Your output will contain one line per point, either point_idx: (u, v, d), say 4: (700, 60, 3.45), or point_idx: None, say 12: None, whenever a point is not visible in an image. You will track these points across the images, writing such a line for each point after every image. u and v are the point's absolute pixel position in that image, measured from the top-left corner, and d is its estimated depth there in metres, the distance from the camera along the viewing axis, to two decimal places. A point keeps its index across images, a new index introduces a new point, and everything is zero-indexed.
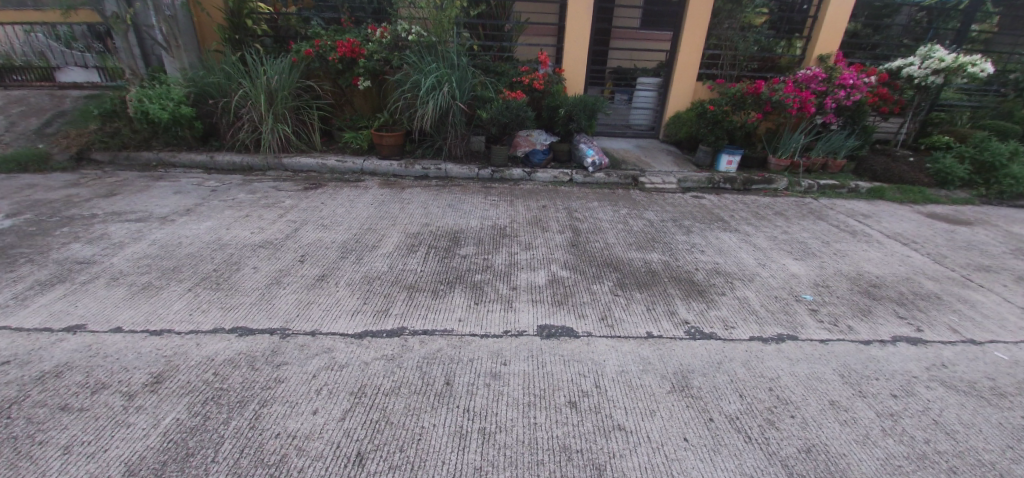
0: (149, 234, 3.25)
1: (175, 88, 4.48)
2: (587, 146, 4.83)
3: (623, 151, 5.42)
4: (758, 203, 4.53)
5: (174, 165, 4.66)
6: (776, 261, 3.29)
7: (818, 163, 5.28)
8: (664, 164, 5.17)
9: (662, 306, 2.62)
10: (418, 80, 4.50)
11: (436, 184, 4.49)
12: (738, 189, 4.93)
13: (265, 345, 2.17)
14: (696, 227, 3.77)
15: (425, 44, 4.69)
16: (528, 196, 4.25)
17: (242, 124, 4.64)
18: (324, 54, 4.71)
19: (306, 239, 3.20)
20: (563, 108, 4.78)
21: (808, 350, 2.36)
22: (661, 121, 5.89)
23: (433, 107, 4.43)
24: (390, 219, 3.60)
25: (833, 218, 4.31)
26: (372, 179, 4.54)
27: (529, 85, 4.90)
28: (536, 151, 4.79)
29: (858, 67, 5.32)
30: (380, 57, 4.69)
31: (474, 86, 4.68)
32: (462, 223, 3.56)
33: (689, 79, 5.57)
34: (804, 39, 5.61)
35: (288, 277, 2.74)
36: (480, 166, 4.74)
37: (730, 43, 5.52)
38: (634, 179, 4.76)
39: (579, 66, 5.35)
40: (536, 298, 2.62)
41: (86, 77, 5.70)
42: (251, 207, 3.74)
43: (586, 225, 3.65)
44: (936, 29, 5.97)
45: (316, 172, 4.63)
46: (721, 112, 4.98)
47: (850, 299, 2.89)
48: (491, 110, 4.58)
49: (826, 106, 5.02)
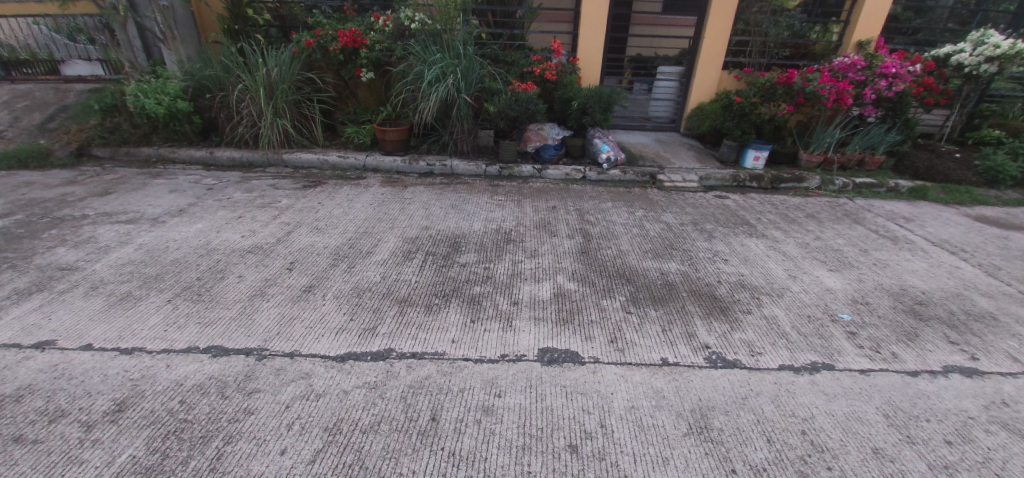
0: (137, 237, 3.11)
1: (172, 82, 4.33)
2: (602, 140, 4.52)
3: (640, 145, 5.08)
4: (788, 204, 4.18)
5: (174, 161, 4.55)
6: (808, 272, 2.98)
7: (854, 160, 4.86)
8: (685, 159, 4.83)
9: (679, 328, 2.34)
10: (421, 71, 4.25)
11: (440, 181, 4.26)
12: (765, 187, 4.56)
13: (238, 368, 1.99)
14: (718, 232, 3.45)
15: (430, 32, 4.41)
16: (536, 195, 3.98)
17: (241, 118, 4.47)
18: (324, 45, 4.50)
19: (297, 244, 3.00)
20: (576, 100, 4.47)
21: (846, 383, 2.07)
22: (683, 114, 5.51)
23: (437, 100, 4.18)
24: (388, 221, 3.36)
25: (872, 222, 3.93)
26: (374, 175, 4.34)
27: (541, 76, 4.60)
28: (547, 147, 4.51)
29: (901, 54, 4.87)
30: (383, 47, 4.45)
31: (482, 76, 4.40)
32: (464, 226, 3.32)
33: (713, 69, 5.19)
34: (841, 24, 5.16)
35: (274, 287, 2.54)
36: (487, 162, 4.48)
37: (759, 28, 5.09)
38: (651, 177, 4.45)
39: (594, 54, 5.02)
40: (539, 316, 2.37)
41: (91, 70, 5.58)
42: (244, 208, 3.57)
43: (597, 229, 3.38)
44: (985, 12, 5.45)
45: (317, 168, 4.45)
46: (749, 104, 4.60)
47: (892, 320, 2.58)
48: (498, 103, 4.30)
49: (865, 97, 4.62)
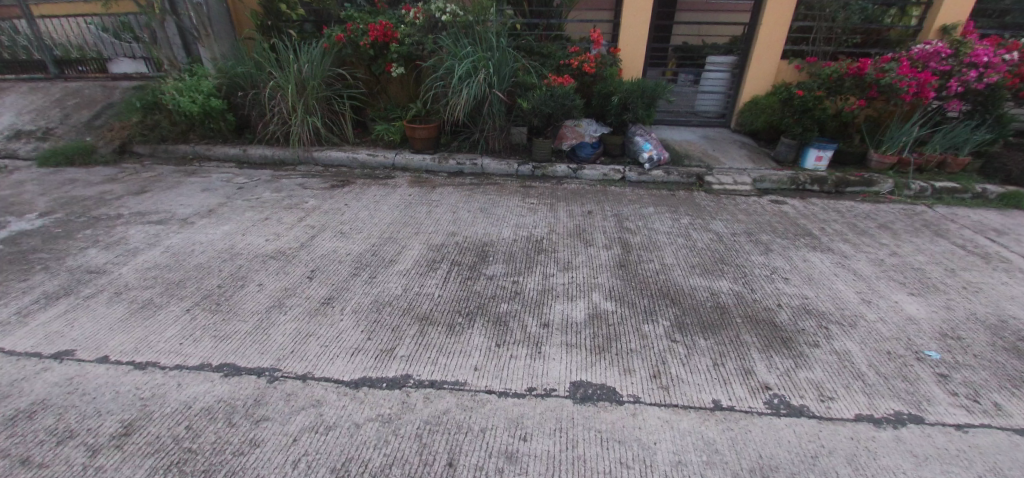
0: (165, 239, 3.09)
1: (206, 80, 4.32)
2: (644, 138, 4.20)
3: (686, 142, 4.70)
4: (854, 213, 3.74)
5: (209, 158, 4.58)
6: (884, 297, 2.62)
7: (934, 161, 4.32)
8: (736, 159, 4.42)
9: (733, 362, 2.06)
10: (452, 65, 4.04)
11: (470, 181, 4.06)
12: (828, 191, 4.11)
13: (248, 391, 1.86)
14: (776, 244, 3.09)
15: (461, 25, 4.18)
16: (572, 198, 3.71)
17: (272, 116, 4.42)
18: (355, 39, 4.39)
19: (319, 250, 2.86)
20: (617, 95, 4.14)
21: (940, 442, 1.75)
22: (733, 108, 5.07)
23: (468, 96, 3.97)
24: (414, 225, 3.19)
25: (956, 235, 3.45)
26: (402, 175, 4.19)
27: (579, 69, 4.31)
28: (584, 145, 4.24)
29: (995, 40, 4.27)
30: (414, 40, 4.28)
31: (515, 71, 4.16)
32: (493, 232, 3.10)
33: (770, 59, 4.72)
34: (923, 6, 4.58)
35: (292, 298, 2.42)
36: (520, 161, 4.25)
37: (826, 12, 4.53)
38: (698, 178, 4.09)
39: (638, 45, 4.66)
40: (572, 342, 2.12)
41: (136, 67, 5.75)
42: (271, 209, 3.50)
43: (638, 238, 3.08)
44: None
45: (346, 166, 4.36)
46: (813, 98, 4.13)
47: (991, 361, 2.19)
48: (532, 99, 4.04)
49: (950, 90, 4.08)
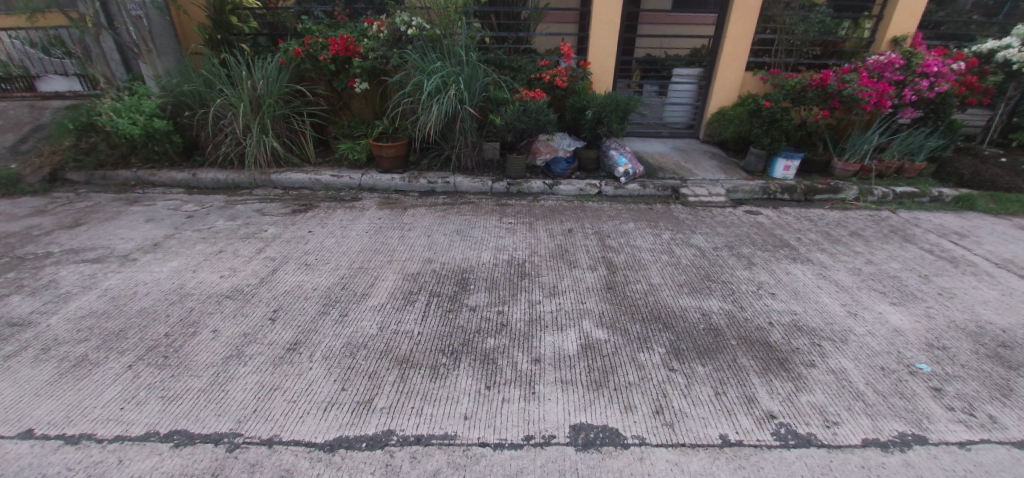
0: (103, 280, 2.75)
1: (148, 99, 3.96)
2: (618, 152, 4.16)
3: (658, 154, 4.70)
4: (826, 221, 3.81)
5: (154, 184, 4.20)
6: (868, 308, 2.62)
7: (892, 167, 4.49)
8: (708, 170, 4.44)
9: (735, 390, 1.97)
10: (420, 81, 3.87)
11: (443, 200, 3.88)
12: (798, 200, 4.19)
13: (204, 464, 1.60)
14: (757, 257, 3.07)
15: (428, 39, 4.02)
16: (550, 216, 3.59)
17: (224, 137, 4.09)
18: (314, 54, 4.15)
19: (282, 286, 2.61)
20: (591, 109, 4.07)
21: (949, 464, 1.70)
22: (702, 119, 5.12)
23: (438, 113, 3.81)
24: (385, 252, 2.97)
25: (922, 240, 3.56)
26: (370, 196, 3.96)
27: (550, 83, 4.23)
28: (558, 160, 4.15)
29: (940, 51, 4.50)
30: (378, 55, 4.06)
31: (486, 85, 4.02)
32: (472, 257, 2.93)
33: (735, 70, 4.80)
34: (874, 19, 4.81)
35: (252, 346, 2.16)
36: (494, 178, 4.11)
37: (785, 26, 4.68)
38: (674, 191, 4.07)
39: (608, 58, 4.64)
40: (567, 379, 1.98)
41: (69, 86, 5.27)
42: (226, 239, 3.20)
43: (622, 257, 2.98)
44: (1015, 2, 5.12)
45: (309, 188, 4.08)
46: (780, 109, 4.18)
47: (978, 371, 2.20)
48: (505, 114, 3.91)
49: (904, 99, 4.25)
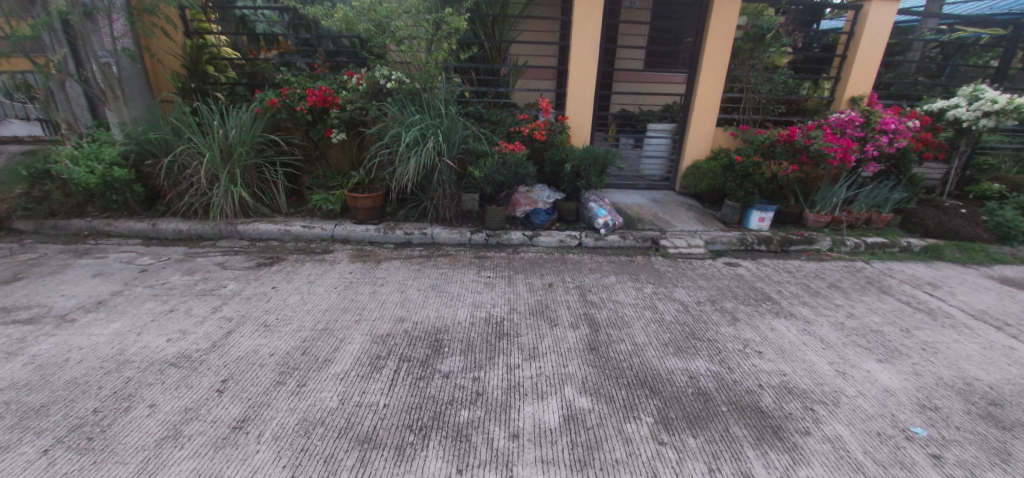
0: (32, 345, 2.47)
1: (109, 147, 3.78)
2: (598, 204, 4.16)
3: (636, 205, 4.72)
4: (804, 273, 3.81)
5: (109, 234, 3.95)
6: (856, 366, 2.54)
7: (862, 218, 4.59)
8: (686, 221, 4.46)
9: (729, 465, 1.81)
10: (399, 132, 3.81)
11: (419, 252, 3.74)
12: (775, 251, 4.21)
13: None
14: (741, 312, 3.00)
15: (407, 92, 4.01)
16: (530, 269, 3.49)
17: (189, 186, 3.91)
18: (292, 104, 4.10)
19: (235, 351, 2.39)
20: (569, 162, 4.07)
21: None
22: (677, 171, 5.21)
23: (415, 165, 3.72)
24: (354, 311, 2.78)
25: (899, 292, 3.57)
26: (342, 247, 3.79)
27: (529, 136, 4.26)
28: (538, 211, 4.10)
29: (896, 109, 4.75)
30: (357, 106, 4.00)
31: (465, 137, 4.00)
32: (447, 315, 2.76)
33: (707, 125, 4.95)
34: (832, 80, 5.11)
35: (193, 424, 1.91)
36: (472, 229, 4.02)
37: (752, 85, 4.91)
38: (653, 242, 4.05)
39: (585, 113, 4.74)
40: (548, 457, 1.78)
41: (28, 130, 5.09)
42: (180, 297, 2.96)
43: (604, 314, 2.87)
44: (955, 66, 5.54)
45: (277, 239, 3.90)
46: (751, 164, 4.25)
47: (975, 434, 2.10)
48: (484, 166, 3.88)
49: (868, 154, 4.42)
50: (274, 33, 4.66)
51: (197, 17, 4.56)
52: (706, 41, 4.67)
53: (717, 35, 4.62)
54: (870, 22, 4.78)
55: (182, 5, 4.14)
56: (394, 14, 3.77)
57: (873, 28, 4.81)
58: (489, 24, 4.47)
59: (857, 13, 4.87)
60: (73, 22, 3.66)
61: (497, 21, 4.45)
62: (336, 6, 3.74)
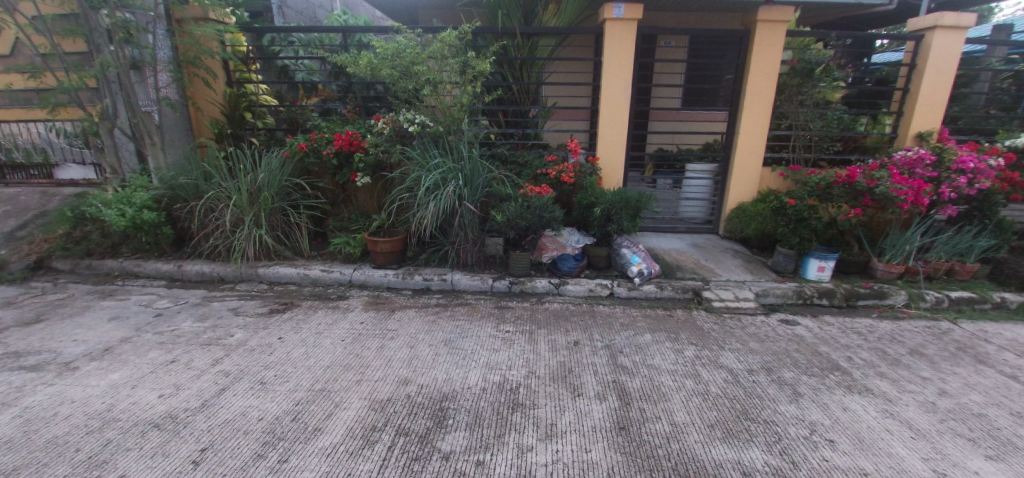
0: (27, 396, 2.36)
1: (141, 190, 3.83)
2: (631, 251, 3.83)
3: (675, 251, 4.33)
4: (876, 336, 3.28)
5: (137, 275, 3.96)
6: (960, 466, 2.01)
7: (943, 269, 3.97)
8: (733, 270, 4.03)
9: None
10: (419, 176, 3.68)
11: (437, 300, 3.51)
12: (839, 306, 3.70)
13: None
14: (804, 389, 2.54)
15: (431, 135, 3.90)
16: (555, 323, 3.17)
17: (214, 228, 3.89)
18: (319, 148, 4.10)
19: (223, 414, 2.18)
20: (599, 206, 3.78)
21: None
22: (721, 214, 4.79)
23: (435, 209, 3.55)
24: (357, 369, 2.55)
25: (1002, 362, 2.96)
26: (359, 293, 3.61)
27: (557, 178, 4.03)
28: (566, 257, 3.83)
29: (973, 146, 4.21)
30: (380, 150, 3.92)
31: (489, 181, 3.81)
32: (458, 378, 2.47)
33: (752, 166, 4.56)
34: (894, 115, 4.64)
35: None
36: (495, 276, 3.77)
37: (802, 123, 4.51)
38: (695, 294, 3.65)
39: (617, 154, 4.48)
40: None
41: (83, 174, 5.32)
42: (185, 346, 2.84)
43: (636, 383, 2.49)
44: None
45: (295, 283, 3.77)
46: (807, 207, 3.81)
47: None
48: (507, 211, 3.65)
49: (943, 196, 3.86)
50: (311, 81, 4.76)
51: (240, 67, 4.72)
52: (747, 77, 4.36)
53: (759, 71, 4.32)
54: (934, 52, 4.34)
55: (223, 56, 4.30)
56: (419, 59, 3.73)
57: (938, 59, 4.36)
58: (517, 66, 4.35)
59: (918, 43, 4.45)
60: (119, 73, 3.83)
61: (525, 63, 4.33)
62: (361, 52, 3.76)
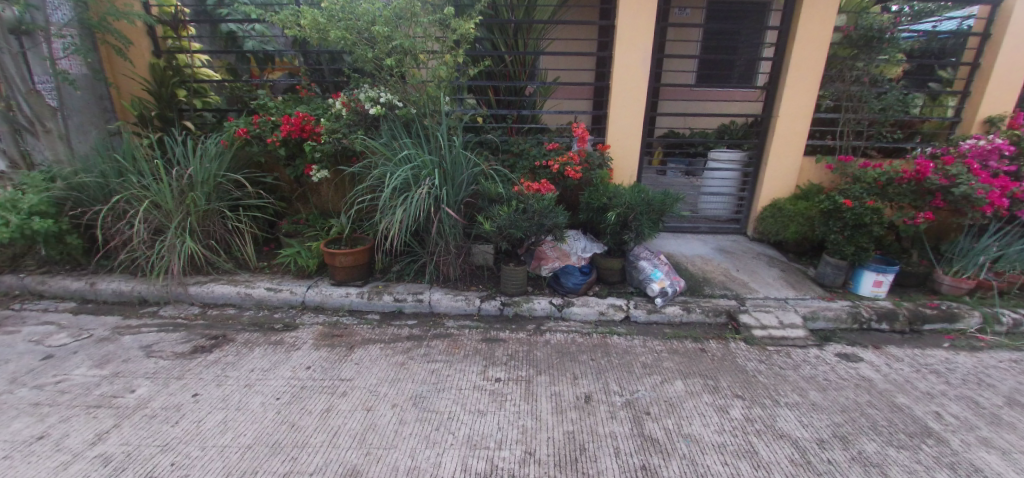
0: None
1: (34, 189, 3.01)
2: (651, 263, 3.13)
3: (700, 259, 3.64)
4: (958, 377, 2.63)
5: (40, 295, 3.18)
6: None
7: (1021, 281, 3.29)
8: (771, 285, 3.35)
9: None
10: (386, 172, 2.89)
11: (411, 329, 2.79)
12: (902, 331, 3.06)
13: None
14: (899, 473, 1.87)
15: (402, 119, 3.11)
16: (560, 365, 2.47)
17: (132, 237, 3.10)
18: (263, 135, 3.34)
19: None
20: (613, 209, 3.02)
21: None
22: (751, 212, 4.08)
23: (406, 216, 2.78)
24: (288, 453, 1.84)
25: None
26: (313, 320, 2.88)
27: (560, 173, 3.26)
28: (571, 271, 3.10)
29: None
30: (337, 138, 3.11)
31: (475, 177, 3.04)
32: (426, 468, 1.77)
33: (791, 157, 3.83)
34: (960, 95, 3.89)
35: None
36: (484, 294, 3.06)
37: (852, 103, 3.75)
38: (730, 318, 2.98)
39: (630, 141, 3.72)
40: None
41: None
42: (65, 412, 2.11)
43: (673, 473, 1.79)
44: None
45: (235, 305, 3.04)
46: (868, 209, 3.10)
47: None
48: (497, 216, 2.89)
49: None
50: (263, 50, 3.93)
51: (172, 33, 3.87)
52: (792, 49, 3.59)
53: (806, 42, 3.55)
54: (1016, 18, 3.56)
55: (144, 19, 3.45)
56: (381, 17, 2.89)
57: (1021, 27, 3.58)
58: (511, 33, 3.53)
59: (996, 8, 3.66)
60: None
61: (521, 28, 3.52)
62: (305, 7, 2.91)
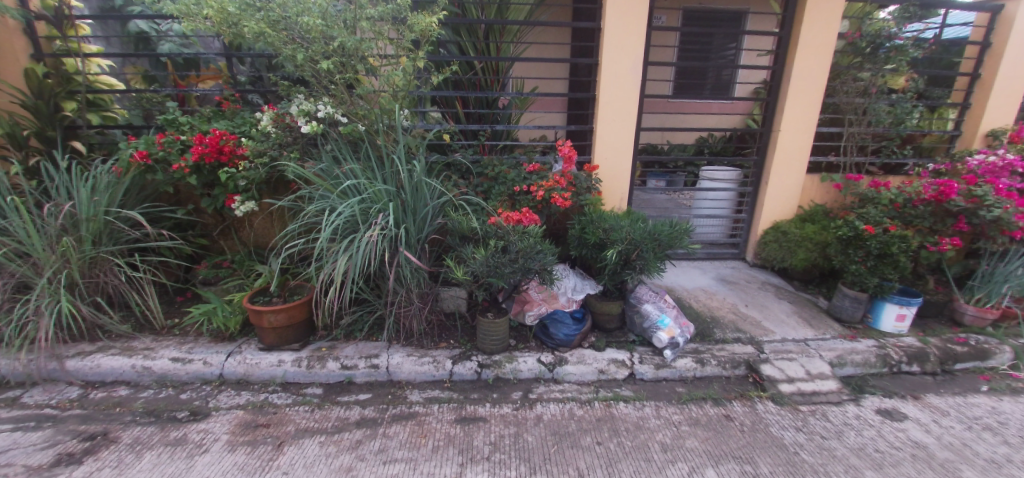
0: None
1: None
2: (655, 307, 2.64)
3: (703, 294, 3.20)
4: (1016, 432, 2.25)
5: None
6: None
7: None
8: (785, 323, 2.94)
9: None
10: (327, 206, 2.28)
11: (364, 408, 2.17)
12: (934, 374, 2.70)
13: None
14: None
15: (347, 138, 2.51)
16: (559, 455, 1.91)
17: None
18: (168, 158, 2.63)
19: None
20: (610, 245, 2.51)
21: None
22: (750, 235, 3.69)
23: (353, 262, 2.17)
24: None
25: None
26: (234, 401, 2.21)
27: (543, 200, 2.74)
28: (562, 320, 2.55)
29: None
30: (264, 161, 2.48)
31: (441, 209, 2.47)
32: None
33: (793, 176, 3.48)
34: (960, 107, 3.65)
35: None
36: (457, 353, 2.47)
37: (856, 116, 3.42)
38: (750, 370, 2.53)
39: (619, 161, 3.26)
40: None
41: None
42: None
43: None
44: None
45: (130, 383, 2.32)
46: (894, 236, 2.74)
47: None
48: (470, 258, 2.32)
49: None
50: (180, 54, 3.23)
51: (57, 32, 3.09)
52: (793, 58, 3.24)
53: (808, 50, 3.21)
54: (1018, 25, 3.35)
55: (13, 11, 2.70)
56: (316, 9, 2.29)
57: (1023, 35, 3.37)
58: (481, 35, 3.02)
59: (996, 15, 3.44)
60: None
61: (493, 30, 3.02)
62: None
